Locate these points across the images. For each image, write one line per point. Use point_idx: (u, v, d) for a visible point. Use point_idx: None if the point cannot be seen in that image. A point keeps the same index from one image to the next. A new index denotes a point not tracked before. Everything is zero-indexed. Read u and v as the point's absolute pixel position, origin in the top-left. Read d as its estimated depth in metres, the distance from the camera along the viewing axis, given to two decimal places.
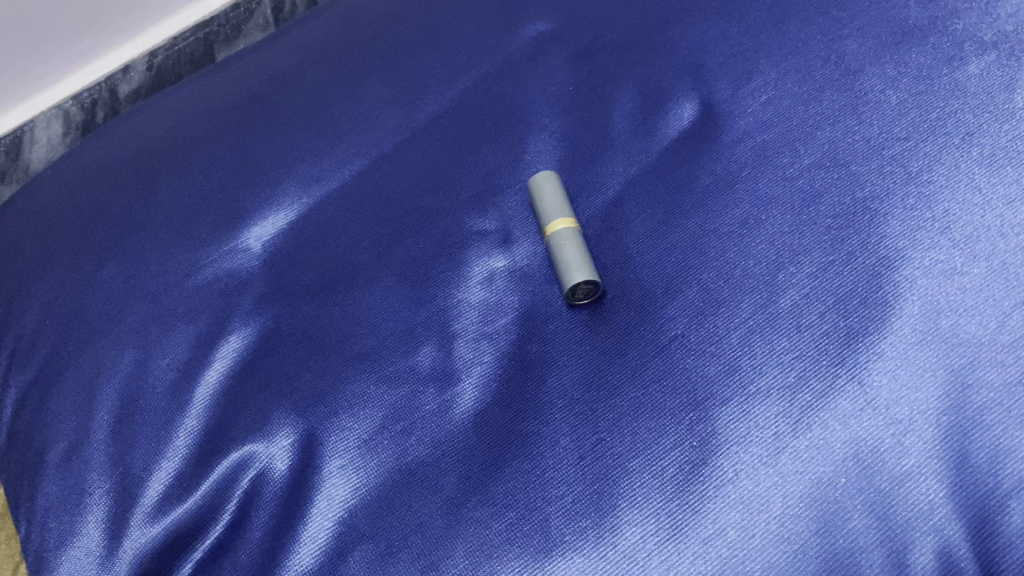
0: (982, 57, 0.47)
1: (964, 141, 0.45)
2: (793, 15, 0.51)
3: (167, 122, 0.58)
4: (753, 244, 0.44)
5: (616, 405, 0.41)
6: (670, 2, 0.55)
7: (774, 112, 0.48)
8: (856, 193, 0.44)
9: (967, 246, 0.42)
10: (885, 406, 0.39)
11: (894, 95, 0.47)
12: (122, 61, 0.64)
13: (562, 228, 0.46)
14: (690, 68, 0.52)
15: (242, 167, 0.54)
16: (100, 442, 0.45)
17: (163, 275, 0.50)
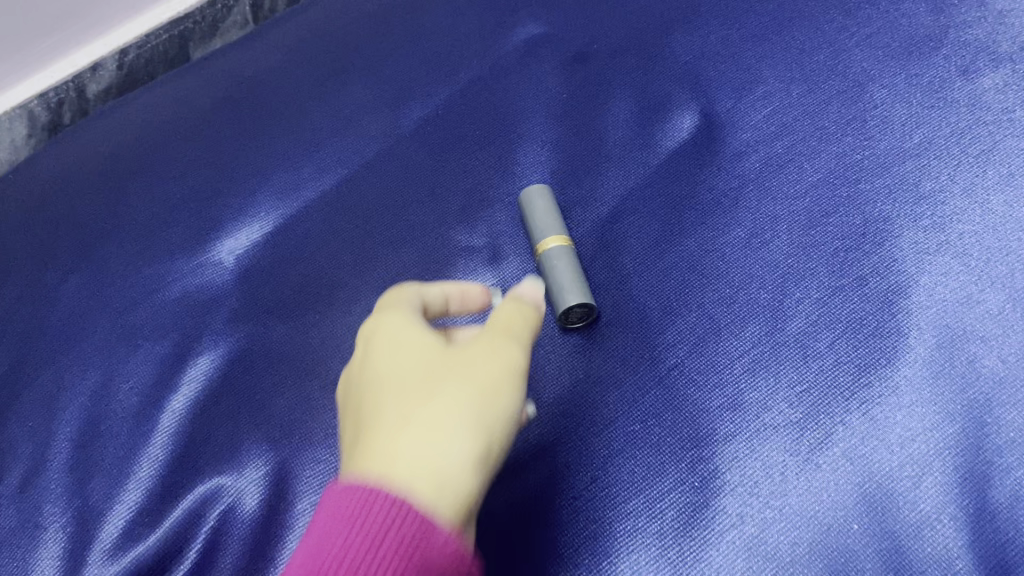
0: (997, 70, 0.45)
1: (979, 159, 0.43)
2: (797, 23, 0.50)
3: (138, 125, 0.55)
4: (755, 267, 0.42)
5: (613, 439, 0.38)
6: (669, 6, 0.52)
7: (778, 125, 0.46)
8: (864, 214, 0.42)
9: (984, 271, 0.39)
10: (899, 445, 0.36)
11: (903, 109, 0.45)
12: (91, 58, 0.61)
13: (556, 246, 0.43)
14: (690, 77, 0.50)
15: (216, 176, 0.51)
16: (57, 469, 0.42)
17: (130, 290, 0.47)
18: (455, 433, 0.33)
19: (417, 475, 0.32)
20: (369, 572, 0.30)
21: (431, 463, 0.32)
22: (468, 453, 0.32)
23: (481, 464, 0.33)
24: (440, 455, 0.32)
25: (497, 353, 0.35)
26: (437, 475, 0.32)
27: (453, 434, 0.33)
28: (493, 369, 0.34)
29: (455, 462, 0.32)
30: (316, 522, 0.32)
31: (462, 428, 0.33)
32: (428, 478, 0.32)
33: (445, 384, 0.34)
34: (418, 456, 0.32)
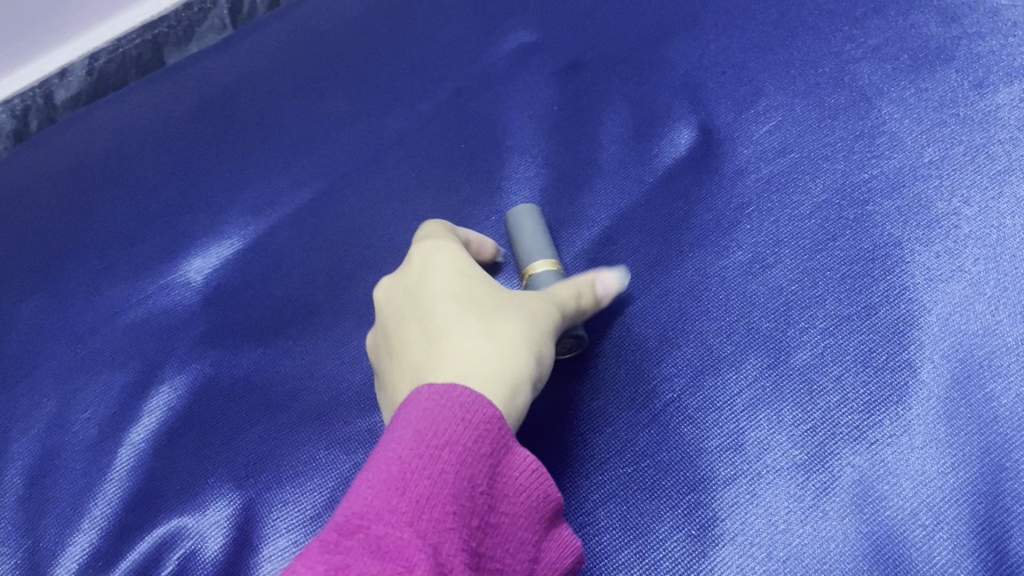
0: (1011, 85, 0.43)
1: (995, 180, 0.40)
2: (801, 35, 0.47)
3: (107, 134, 0.52)
4: (757, 293, 0.39)
5: (603, 481, 0.36)
6: (666, 15, 0.50)
7: (781, 141, 0.44)
8: (874, 238, 0.40)
9: (1001, 302, 0.37)
10: (912, 490, 0.33)
11: (914, 125, 0.43)
12: (59, 65, 0.58)
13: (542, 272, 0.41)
14: (687, 89, 0.47)
15: (186, 190, 0.48)
16: (7, 507, 0.39)
17: (91, 313, 0.44)
18: (526, 360, 0.34)
19: (495, 383, 0.33)
20: (473, 467, 0.28)
21: (504, 378, 0.33)
22: (529, 373, 0.34)
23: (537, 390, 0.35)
24: (511, 367, 0.33)
25: (567, 296, 0.37)
26: (509, 390, 0.33)
27: (522, 358, 0.34)
28: (552, 312, 0.36)
29: (520, 394, 0.33)
30: (398, 417, 0.30)
31: (528, 357, 0.34)
32: (502, 387, 0.33)
33: (508, 314, 0.35)
34: (494, 363, 0.33)
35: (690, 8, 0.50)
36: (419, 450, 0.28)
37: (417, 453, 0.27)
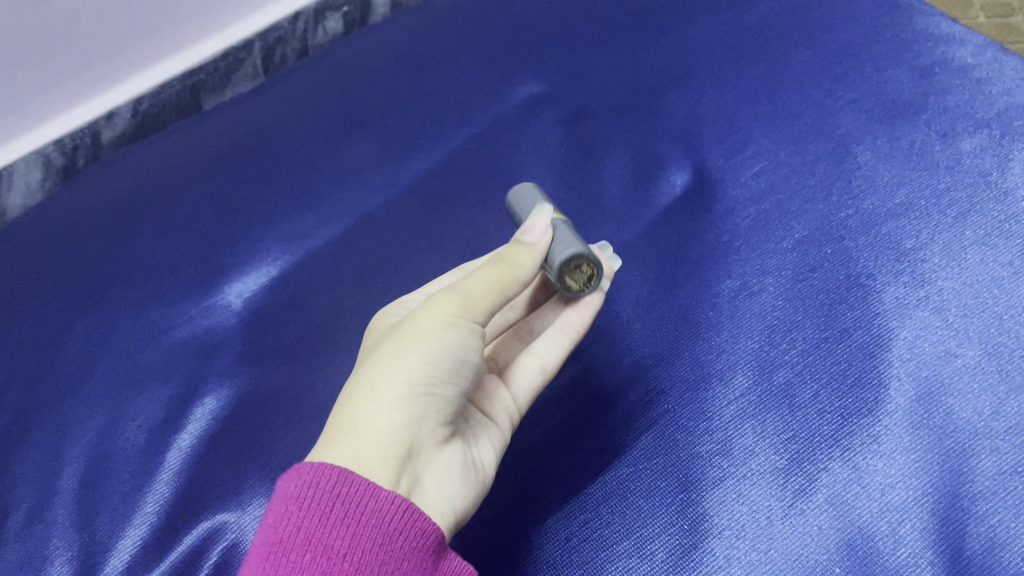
0: (974, 135, 0.48)
1: (958, 220, 0.45)
2: (785, 90, 0.53)
3: (150, 171, 0.57)
4: (745, 318, 0.44)
5: (605, 483, 0.40)
6: (664, 70, 0.55)
7: (767, 183, 0.49)
8: (849, 269, 0.44)
9: (960, 327, 0.41)
10: (879, 491, 0.37)
11: (887, 170, 0.48)
12: (106, 108, 0.63)
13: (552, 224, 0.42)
14: (683, 136, 0.52)
15: (224, 222, 0.53)
16: (64, 506, 0.43)
17: (139, 332, 0.48)
18: (369, 399, 0.35)
19: (341, 443, 0.34)
20: (324, 533, 0.31)
21: (351, 426, 0.34)
22: (383, 408, 0.34)
23: (408, 407, 0.35)
24: (360, 416, 0.34)
25: (447, 295, 0.37)
26: (354, 436, 0.34)
27: (369, 391, 0.35)
28: (417, 327, 0.36)
29: (375, 427, 0.34)
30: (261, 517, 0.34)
31: (381, 386, 0.35)
32: (347, 437, 0.34)
33: (384, 345, 0.36)
34: (346, 423, 0.35)
35: (686, 66, 0.55)
36: (266, 555, 0.31)
37: (270, 551, 0.31)
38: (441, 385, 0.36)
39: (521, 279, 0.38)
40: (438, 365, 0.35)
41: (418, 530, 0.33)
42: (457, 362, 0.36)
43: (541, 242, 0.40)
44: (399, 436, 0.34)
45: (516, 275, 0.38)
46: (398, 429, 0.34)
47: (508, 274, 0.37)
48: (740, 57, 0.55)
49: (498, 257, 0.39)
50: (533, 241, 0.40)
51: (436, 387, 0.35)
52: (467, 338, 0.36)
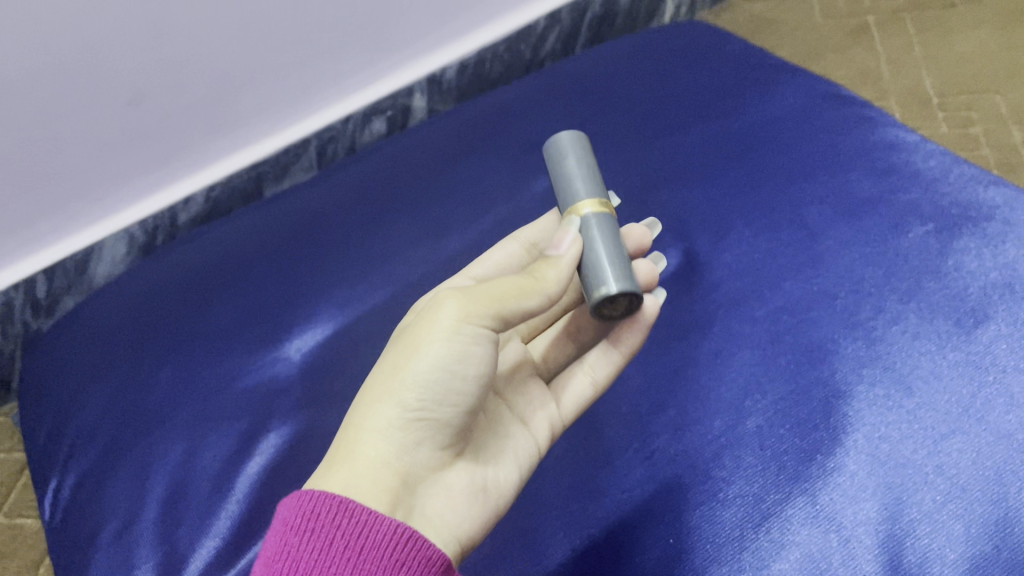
0: (920, 227, 0.58)
1: (904, 296, 0.54)
2: (763, 188, 0.62)
3: (221, 247, 0.67)
4: (726, 373, 0.52)
5: (605, 505, 0.48)
6: (660, 171, 0.66)
7: (746, 263, 0.58)
8: (814, 334, 0.53)
9: (903, 383, 0.50)
10: (833, 514, 0.46)
11: (847, 255, 0.57)
12: (184, 194, 0.74)
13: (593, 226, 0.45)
14: (676, 224, 0.62)
15: (285, 289, 0.62)
16: (149, 521, 0.51)
17: (212, 379, 0.57)
18: (368, 422, 0.40)
19: (342, 464, 0.40)
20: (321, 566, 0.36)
21: (348, 450, 0.40)
22: (378, 432, 0.40)
23: (406, 428, 0.40)
24: (358, 437, 0.40)
25: (445, 306, 0.40)
26: (348, 466, 0.39)
27: (372, 409, 0.40)
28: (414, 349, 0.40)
29: (370, 451, 0.40)
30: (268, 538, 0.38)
31: (382, 406, 0.40)
32: (344, 463, 0.40)
33: (391, 357, 0.41)
34: (351, 441, 0.40)
35: (679, 167, 0.66)
36: None
37: None
38: (435, 406, 0.40)
39: (546, 291, 0.42)
40: (430, 386, 0.40)
41: (422, 559, 0.37)
42: (451, 380, 0.40)
43: (568, 256, 0.43)
44: (392, 465, 0.40)
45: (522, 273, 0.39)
46: (393, 451, 0.40)
47: (528, 288, 0.41)
48: (726, 160, 0.65)
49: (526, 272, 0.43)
50: (560, 256, 0.43)
51: (431, 409, 0.40)
52: (462, 354, 0.40)
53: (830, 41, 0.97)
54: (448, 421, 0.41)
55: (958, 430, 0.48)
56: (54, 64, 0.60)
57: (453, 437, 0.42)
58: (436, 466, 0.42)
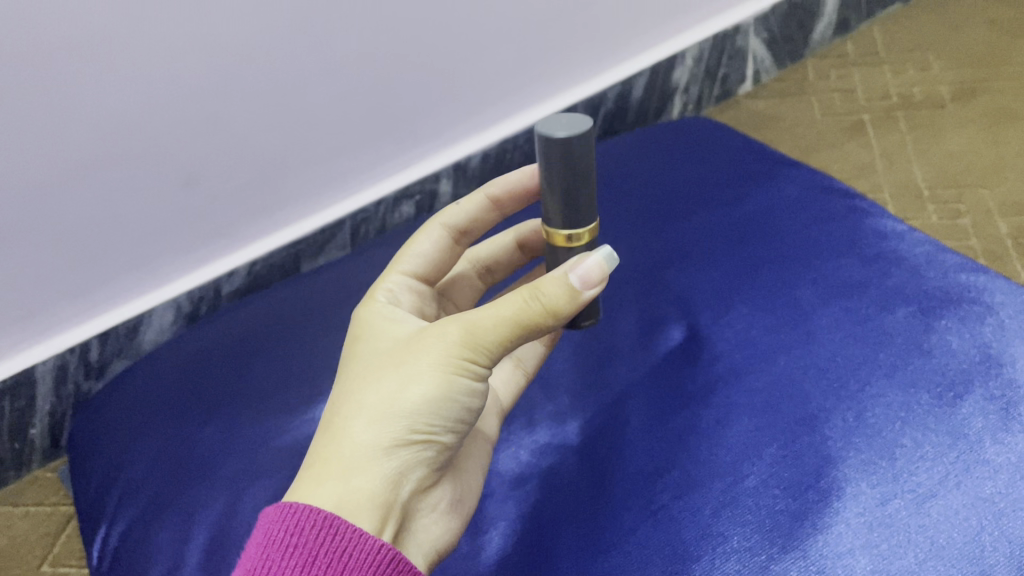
0: (905, 308, 0.63)
1: (890, 370, 0.59)
2: (761, 271, 0.68)
3: (263, 317, 0.73)
4: (726, 438, 0.57)
5: (614, 557, 0.52)
6: (665, 255, 0.72)
7: (744, 338, 0.63)
8: (807, 404, 0.58)
9: (889, 449, 0.54)
10: (823, 569, 0.50)
11: (837, 332, 0.62)
12: (227, 268, 0.80)
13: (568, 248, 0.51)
14: (680, 302, 0.67)
15: (322, 354, 0.68)
16: (193, 566, 0.56)
17: (253, 436, 0.63)
18: (370, 439, 0.43)
19: (339, 478, 0.43)
20: None
21: (347, 466, 0.43)
22: (380, 450, 0.43)
23: (406, 450, 0.44)
24: (357, 452, 0.43)
25: (457, 341, 0.44)
26: (349, 482, 0.43)
27: (371, 429, 0.43)
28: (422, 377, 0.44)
29: (370, 467, 0.43)
30: (257, 533, 0.43)
31: (385, 427, 0.43)
32: (338, 478, 0.43)
33: (388, 378, 0.44)
34: (347, 456, 0.43)
35: (683, 252, 0.72)
36: None
37: None
38: (435, 431, 0.45)
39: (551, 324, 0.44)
40: (437, 411, 0.44)
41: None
42: (456, 411, 0.45)
43: (586, 296, 0.44)
44: (389, 481, 0.44)
45: (539, 322, 0.43)
46: (392, 472, 0.44)
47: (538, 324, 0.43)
48: (725, 246, 0.72)
49: (531, 290, 0.43)
50: (581, 289, 0.44)
51: (434, 435, 0.45)
52: (466, 385, 0.44)
53: (828, 137, 1.04)
54: (443, 444, 0.46)
55: (939, 493, 0.52)
56: (123, 153, 0.68)
57: (443, 462, 0.48)
58: (426, 488, 0.48)
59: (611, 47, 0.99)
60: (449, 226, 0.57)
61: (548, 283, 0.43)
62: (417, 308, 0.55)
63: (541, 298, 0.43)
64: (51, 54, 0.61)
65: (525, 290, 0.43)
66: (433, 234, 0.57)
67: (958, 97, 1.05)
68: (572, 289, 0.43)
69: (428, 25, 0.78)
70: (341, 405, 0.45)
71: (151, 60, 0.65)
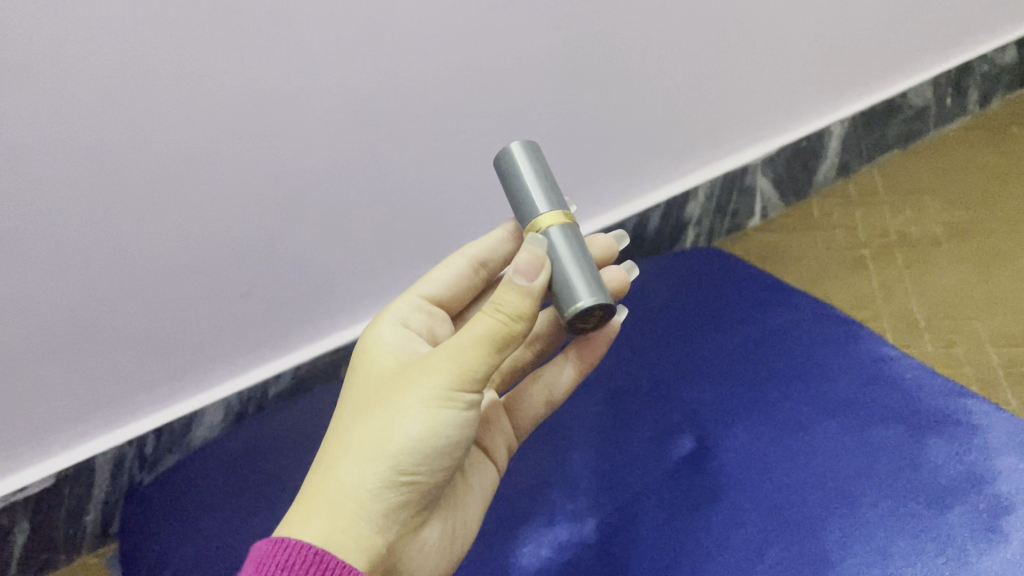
0: (899, 426, 0.69)
1: (884, 482, 0.64)
2: (763, 388, 0.75)
3: (304, 414, 0.82)
4: (732, 540, 0.62)
5: None
6: (675, 372, 0.79)
7: (750, 448, 0.69)
8: (807, 511, 0.63)
9: (883, 554, 0.59)
10: None
11: (836, 446, 0.68)
12: (275, 372, 0.90)
13: (563, 227, 0.55)
14: (690, 415, 0.74)
15: None
16: None
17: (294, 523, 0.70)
18: (356, 477, 0.48)
19: (325, 518, 0.47)
20: None
21: (332, 505, 0.48)
22: (365, 486, 0.48)
23: (393, 487, 0.49)
24: (342, 491, 0.48)
25: (438, 376, 0.49)
26: (333, 519, 0.47)
27: (358, 472, 0.48)
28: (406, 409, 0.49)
29: (354, 504, 0.48)
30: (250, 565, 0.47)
31: (371, 466, 0.48)
32: (323, 517, 0.48)
33: (376, 417, 0.50)
34: (334, 495, 0.48)
35: (692, 370, 0.79)
36: None
37: None
38: (422, 466, 0.50)
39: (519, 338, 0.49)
40: (421, 447, 0.49)
41: None
42: (440, 446, 0.50)
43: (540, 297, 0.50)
44: (374, 519, 0.49)
45: (508, 332, 0.49)
46: (377, 509, 0.49)
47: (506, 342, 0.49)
48: (731, 364, 0.79)
49: (494, 305, 0.49)
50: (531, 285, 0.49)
51: (418, 471, 0.50)
52: (451, 417, 0.50)
53: (831, 269, 1.12)
54: (428, 480, 0.51)
55: None
56: (195, 268, 0.78)
57: (426, 502, 0.53)
58: (413, 530, 0.53)
59: (623, 187, 1.10)
60: (472, 257, 0.67)
61: (504, 289, 0.49)
62: (427, 326, 0.63)
63: (502, 308, 0.49)
64: (149, 185, 0.71)
65: (489, 307, 0.49)
66: (456, 262, 0.66)
67: (954, 236, 1.13)
68: (523, 289, 0.49)
69: (464, 163, 0.88)
70: (333, 445, 0.51)
71: (227, 193, 0.75)
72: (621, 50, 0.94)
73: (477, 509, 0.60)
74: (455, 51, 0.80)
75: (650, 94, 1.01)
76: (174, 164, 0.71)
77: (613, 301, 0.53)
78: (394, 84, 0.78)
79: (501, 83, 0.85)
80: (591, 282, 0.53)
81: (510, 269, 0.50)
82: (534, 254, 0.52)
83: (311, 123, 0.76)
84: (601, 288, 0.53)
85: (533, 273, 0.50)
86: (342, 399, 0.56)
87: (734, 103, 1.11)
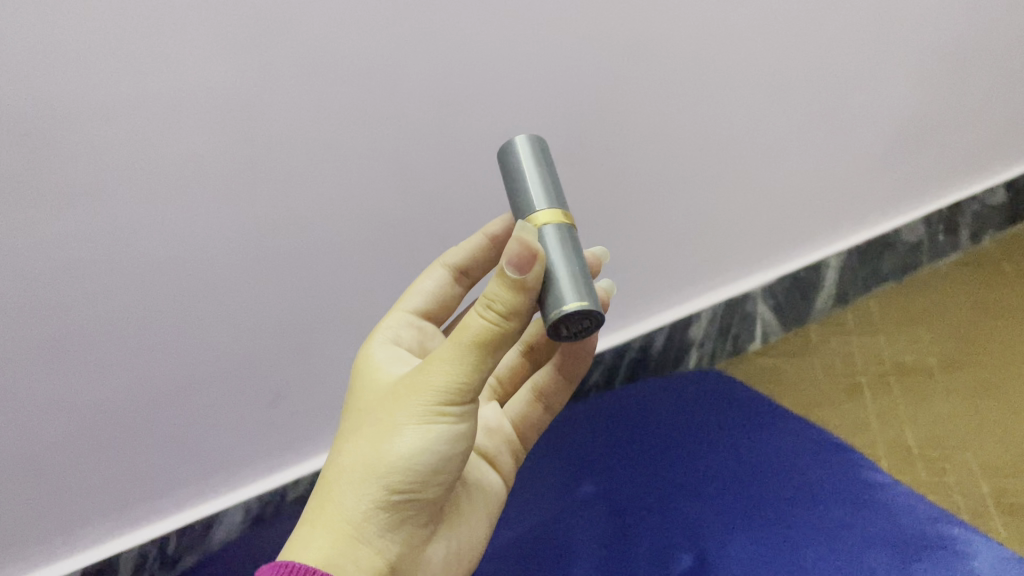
0: (890, 550, 0.72)
1: None
2: (760, 509, 0.79)
3: None
4: None
5: None
6: (676, 491, 0.83)
7: (745, 567, 0.72)
8: None
9: None
10: None
11: (828, 569, 0.71)
12: (293, 476, 1.01)
13: (559, 226, 0.56)
14: (690, 532, 0.77)
15: None
16: None
17: None
18: (355, 494, 0.53)
19: (328, 533, 0.53)
20: None
21: (333, 520, 0.53)
22: (362, 502, 0.53)
23: (390, 502, 0.54)
24: (344, 506, 0.53)
25: (427, 392, 0.53)
26: (335, 532, 0.53)
27: (355, 489, 0.53)
28: (400, 423, 0.54)
29: (353, 518, 0.53)
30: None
31: (367, 482, 0.53)
32: (326, 532, 0.53)
33: (372, 435, 0.55)
34: (336, 509, 0.54)
35: (692, 489, 0.83)
36: None
37: None
38: (416, 479, 0.54)
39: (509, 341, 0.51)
40: (413, 463, 0.54)
41: None
42: (433, 459, 0.54)
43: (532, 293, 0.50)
44: (374, 531, 0.54)
45: (497, 333, 0.50)
46: (375, 520, 0.54)
47: (494, 348, 0.51)
48: (729, 485, 0.83)
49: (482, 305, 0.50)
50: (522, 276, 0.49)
51: (413, 486, 0.54)
52: (442, 429, 0.54)
53: (826, 394, 1.17)
54: (425, 491, 0.56)
55: None
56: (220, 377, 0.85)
57: (428, 509, 0.58)
58: (417, 539, 0.58)
59: (622, 313, 1.18)
60: (452, 264, 0.75)
61: (493, 285, 0.50)
62: (416, 339, 0.71)
63: (494, 305, 0.50)
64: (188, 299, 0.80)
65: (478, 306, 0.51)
66: (438, 271, 0.75)
67: (946, 367, 1.18)
68: (514, 282, 0.49)
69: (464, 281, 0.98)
70: (337, 458, 0.56)
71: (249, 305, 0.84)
72: (620, 186, 1.03)
73: (472, 528, 0.66)
74: (455, 183, 0.91)
75: (647, 226, 1.10)
76: (201, 267, 0.83)
77: (599, 310, 0.52)
78: (400, 204, 0.89)
79: (499, 210, 0.95)
80: (579, 285, 0.52)
81: (502, 258, 0.49)
82: (528, 243, 0.50)
83: (320, 238, 0.87)
84: (590, 295, 0.53)
85: (526, 265, 0.49)
86: (346, 410, 0.61)
87: (732, 235, 1.19)
